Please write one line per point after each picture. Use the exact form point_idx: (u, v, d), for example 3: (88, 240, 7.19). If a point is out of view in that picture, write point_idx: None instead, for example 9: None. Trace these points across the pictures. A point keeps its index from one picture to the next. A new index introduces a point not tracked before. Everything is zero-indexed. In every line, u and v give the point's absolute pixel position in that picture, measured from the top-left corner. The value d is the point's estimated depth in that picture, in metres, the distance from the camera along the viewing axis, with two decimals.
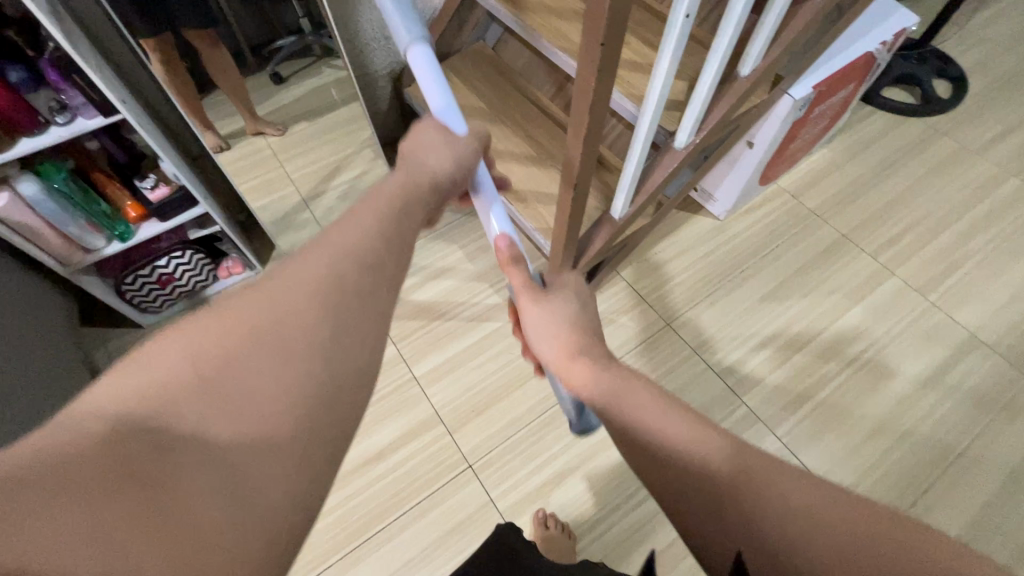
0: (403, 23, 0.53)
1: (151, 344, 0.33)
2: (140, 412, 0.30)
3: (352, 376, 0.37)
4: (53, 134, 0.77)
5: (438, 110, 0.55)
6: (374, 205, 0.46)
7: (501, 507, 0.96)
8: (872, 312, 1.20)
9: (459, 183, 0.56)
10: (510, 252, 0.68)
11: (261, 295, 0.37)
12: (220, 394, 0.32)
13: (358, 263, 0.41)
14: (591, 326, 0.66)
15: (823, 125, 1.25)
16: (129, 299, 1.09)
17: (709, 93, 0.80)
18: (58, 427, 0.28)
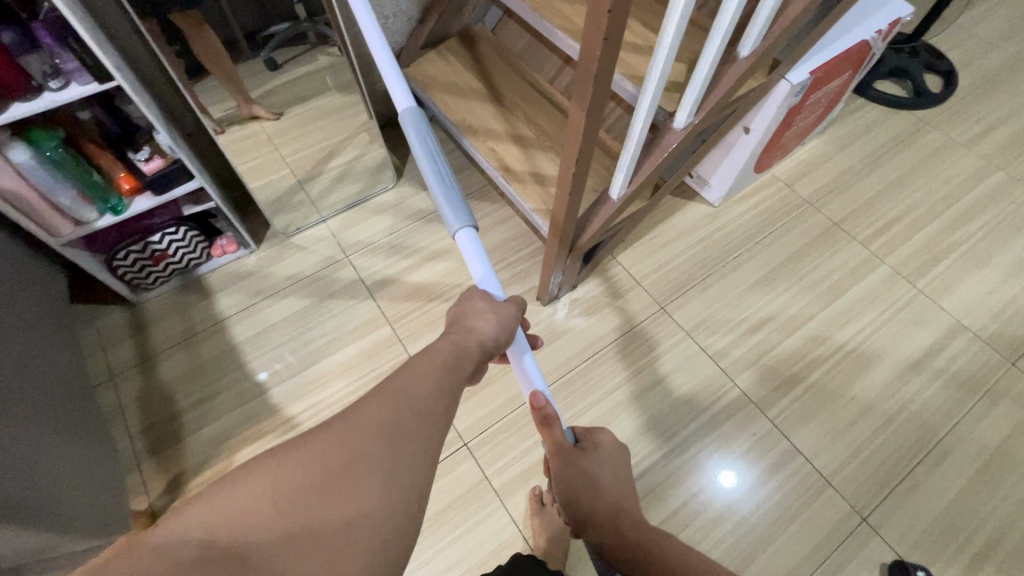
0: (453, 211, 0.63)
1: (238, 475, 0.38)
2: (222, 542, 0.35)
3: (409, 527, 0.40)
4: (45, 99, 0.76)
5: (478, 279, 0.63)
6: (433, 354, 0.52)
7: (496, 485, 0.97)
8: (862, 298, 1.22)
9: (504, 340, 0.60)
10: (545, 411, 0.66)
11: (331, 438, 0.41)
12: (289, 529, 0.36)
13: (415, 411, 0.45)
14: (627, 485, 0.68)
15: (818, 114, 1.27)
16: (121, 275, 1.08)
17: (710, 71, 0.80)
18: (157, 554, 0.33)
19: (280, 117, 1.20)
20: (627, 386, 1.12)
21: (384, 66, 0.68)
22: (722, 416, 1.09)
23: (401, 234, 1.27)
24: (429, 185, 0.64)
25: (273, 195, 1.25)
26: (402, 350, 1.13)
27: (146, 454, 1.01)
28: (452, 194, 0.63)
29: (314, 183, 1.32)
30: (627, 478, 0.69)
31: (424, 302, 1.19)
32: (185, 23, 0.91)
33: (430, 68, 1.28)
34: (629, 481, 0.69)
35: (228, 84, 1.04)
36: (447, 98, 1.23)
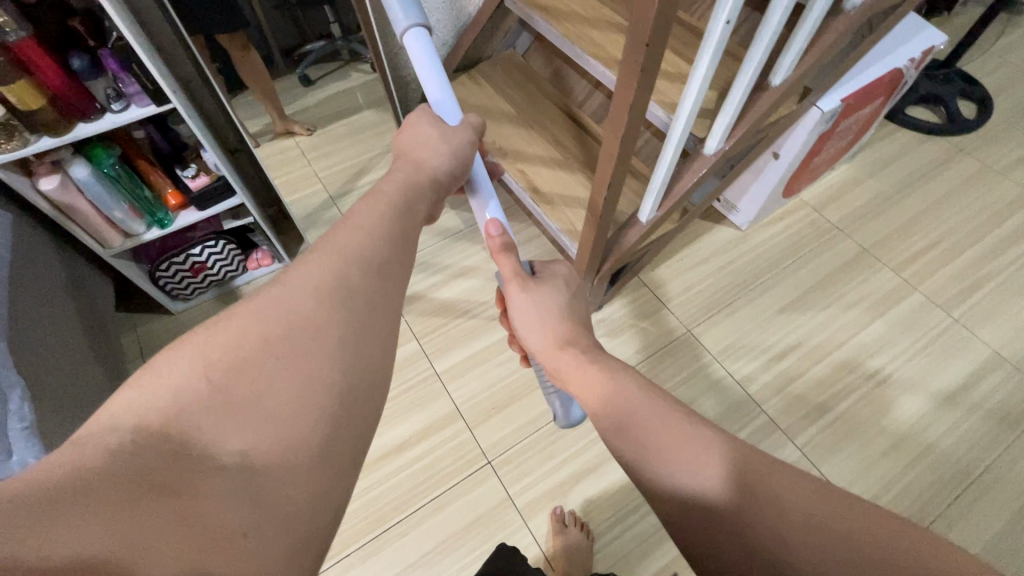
0: (402, 9, 0.53)
1: (166, 358, 0.34)
2: (163, 421, 0.31)
3: (363, 374, 0.39)
4: (107, 120, 0.81)
5: (434, 101, 0.56)
6: (377, 204, 0.48)
7: (519, 504, 0.97)
8: (894, 326, 1.20)
9: (458, 178, 0.57)
10: (502, 239, 0.61)
11: (266, 305, 0.38)
12: (240, 400, 0.33)
13: (357, 263, 0.42)
14: (581, 314, 0.64)
15: (848, 139, 1.26)
16: (162, 286, 1.12)
17: (742, 100, 0.81)
18: (84, 440, 0.28)
19: (312, 132, 1.28)
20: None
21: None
22: (749, 442, 1.08)
23: (429, 251, 1.28)
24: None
25: (306, 209, 1.27)
26: (428, 366, 1.12)
27: None
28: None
29: (346, 199, 1.30)
30: (582, 307, 0.65)
31: (451, 318, 1.18)
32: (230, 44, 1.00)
33: (462, 91, 1.31)
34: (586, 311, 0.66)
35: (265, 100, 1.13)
36: (477, 120, 1.26)
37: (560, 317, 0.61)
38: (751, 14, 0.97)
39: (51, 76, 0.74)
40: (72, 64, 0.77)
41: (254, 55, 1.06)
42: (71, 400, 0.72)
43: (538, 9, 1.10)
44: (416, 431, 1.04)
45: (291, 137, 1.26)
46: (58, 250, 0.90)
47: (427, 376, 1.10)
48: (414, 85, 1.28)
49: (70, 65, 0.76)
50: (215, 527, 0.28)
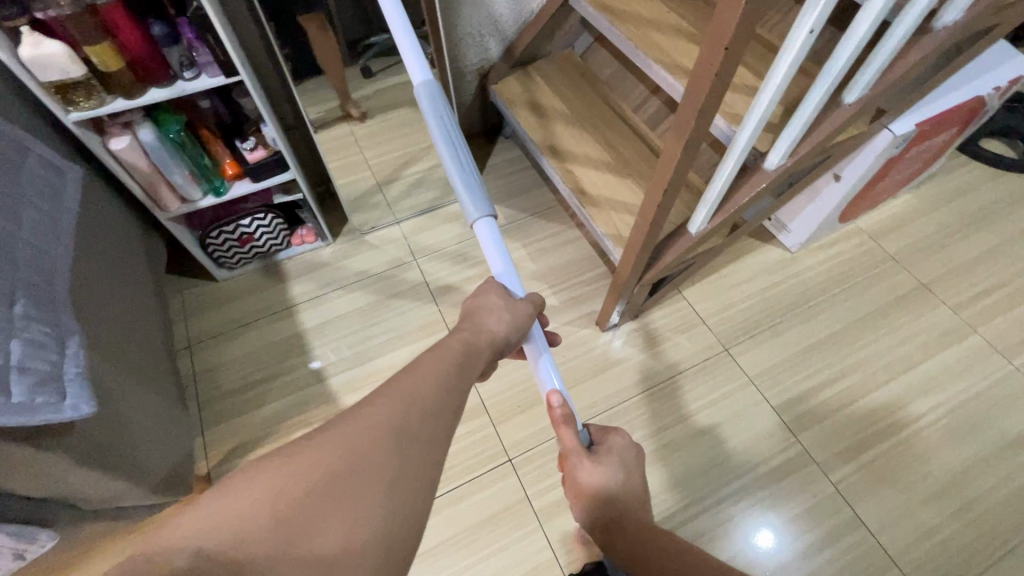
0: (472, 203, 0.60)
1: (237, 482, 0.39)
2: (218, 551, 0.35)
3: (405, 524, 0.41)
4: (177, 87, 0.83)
5: (498, 273, 0.62)
6: (439, 353, 0.52)
7: (537, 506, 0.96)
8: (947, 368, 1.13)
9: (515, 341, 0.59)
10: (563, 411, 0.61)
11: (334, 438, 0.42)
12: (291, 536, 0.37)
13: (421, 413, 0.46)
14: (640, 492, 0.62)
15: (916, 167, 1.20)
16: (211, 253, 1.15)
17: (812, 115, 0.78)
18: (156, 557, 0.34)
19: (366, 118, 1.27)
20: (651, 443, 1.07)
21: (408, 52, 0.65)
22: (779, 471, 1.04)
23: (469, 244, 1.30)
24: (449, 174, 0.61)
25: (354, 193, 1.31)
26: None
27: (210, 424, 1.06)
28: (473, 184, 0.61)
29: (391, 186, 1.36)
30: (642, 482, 0.63)
31: None
32: (308, 25, 1.00)
33: (518, 88, 1.31)
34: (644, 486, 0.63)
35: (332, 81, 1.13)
36: (530, 118, 1.25)
37: (612, 496, 0.60)
38: (827, 28, 0.93)
39: (131, 41, 0.76)
40: (152, 30, 0.79)
41: (329, 39, 1.04)
42: (122, 352, 0.74)
43: (604, 9, 1.08)
44: None
45: (345, 123, 1.22)
46: (127, 221, 0.94)
47: None
48: (469, 78, 1.36)
49: (150, 32, 0.79)
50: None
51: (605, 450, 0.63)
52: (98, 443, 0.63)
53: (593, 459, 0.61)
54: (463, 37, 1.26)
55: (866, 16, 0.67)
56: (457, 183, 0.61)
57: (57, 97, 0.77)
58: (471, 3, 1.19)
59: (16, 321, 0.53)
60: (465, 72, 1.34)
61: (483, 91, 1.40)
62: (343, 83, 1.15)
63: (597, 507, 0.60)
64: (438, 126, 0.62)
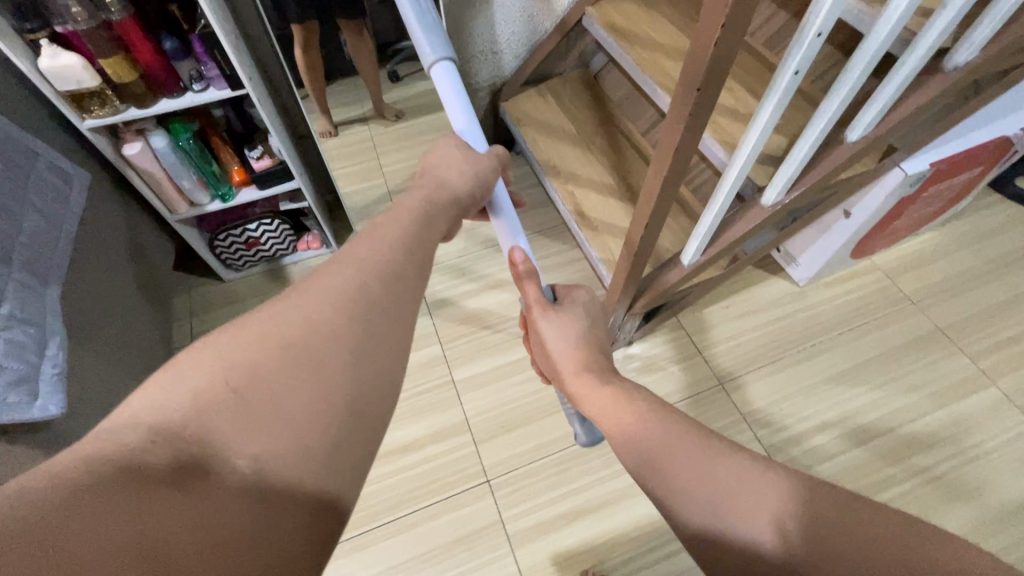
0: (430, 44, 0.57)
1: (185, 356, 0.36)
2: (172, 428, 0.32)
3: (374, 383, 0.40)
4: (187, 98, 0.87)
5: (459, 128, 0.59)
6: (402, 219, 0.49)
7: (511, 530, 0.95)
8: (958, 420, 1.07)
9: (479, 199, 0.59)
10: (526, 267, 0.65)
11: (291, 306, 0.40)
12: (252, 406, 0.35)
13: (383, 277, 0.44)
14: (599, 343, 0.67)
15: (938, 206, 1.15)
16: (218, 254, 1.19)
17: (808, 153, 0.76)
18: (104, 440, 0.31)
19: (399, 119, 1.32)
20: None
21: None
22: None
23: (469, 258, 1.28)
24: (404, 14, 0.58)
25: (361, 202, 1.33)
26: (447, 373, 1.12)
27: None
28: (430, 23, 0.57)
29: (403, 195, 1.36)
30: (600, 334, 0.68)
31: (477, 328, 1.18)
32: (348, 29, 1.04)
33: (528, 106, 1.31)
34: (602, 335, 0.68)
35: (367, 85, 1.18)
36: (536, 136, 1.25)
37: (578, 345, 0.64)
38: (839, 61, 0.90)
39: (145, 55, 0.80)
40: (163, 45, 0.82)
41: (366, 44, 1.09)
42: (110, 351, 0.77)
43: (614, 32, 1.07)
44: (424, 435, 1.05)
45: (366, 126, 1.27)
46: (134, 224, 0.98)
47: (443, 382, 1.11)
48: (481, 95, 1.38)
49: (162, 46, 0.82)
50: (220, 541, 0.29)
51: (569, 304, 0.68)
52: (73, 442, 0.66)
53: (554, 312, 0.66)
54: (476, 53, 1.27)
55: (861, 56, 0.64)
56: (412, 22, 0.57)
57: (74, 105, 0.81)
58: (484, 21, 1.19)
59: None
60: (477, 88, 1.35)
61: (495, 107, 1.42)
62: (378, 86, 1.21)
63: (559, 352, 0.64)
64: None
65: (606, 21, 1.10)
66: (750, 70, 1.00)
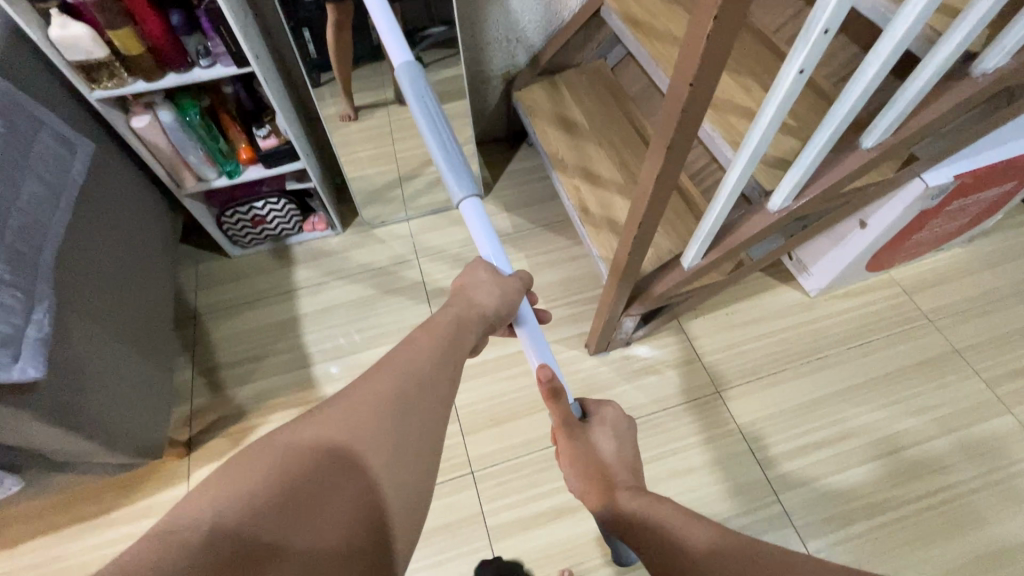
0: (456, 179, 0.55)
1: (238, 460, 0.39)
2: (230, 527, 0.34)
3: (411, 486, 0.42)
4: (194, 74, 0.88)
5: (487, 255, 0.58)
6: (432, 331, 0.52)
7: (491, 523, 0.94)
8: (968, 447, 1.02)
9: (505, 318, 0.57)
10: (551, 386, 0.55)
11: (333, 415, 0.42)
12: (300, 507, 0.36)
13: (416, 384, 0.46)
14: (632, 462, 0.64)
15: (964, 221, 1.09)
16: (225, 230, 1.21)
17: (816, 159, 0.72)
18: (168, 539, 0.33)
19: None
20: None
21: (389, 42, 0.60)
22: (753, 529, 0.97)
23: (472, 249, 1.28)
24: (431, 152, 0.56)
25: (368, 187, 1.32)
26: None
27: (200, 392, 1.12)
28: (456, 165, 0.55)
29: (412, 182, 1.36)
30: (631, 453, 0.64)
31: None
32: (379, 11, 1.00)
33: (540, 97, 1.29)
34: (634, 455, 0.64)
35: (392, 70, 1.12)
36: (547, 129, 1.23)
37: (607, 464, 0.62)
38: None
39: (152, 29, 0.81)
40: (170, 19, 0.83)
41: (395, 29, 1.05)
42: (109, 319, 0.78)
43: (631, 23, 1.04)
44: None
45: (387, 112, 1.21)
46: (143, 195, 1.00)
47: None
48: (494, 83, 1.36)
49: (169, 21, 0.83)
50: None
51: (596, 422, 0.64)
52: (65, 407, 0.66)
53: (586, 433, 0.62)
54: (491, 41, 1.25)
55: (875, 59, 0.60)
56: (438, 159, 0.56)
57: (83, 76, 0.83)
58: (499, 8, 1.18)
59: None
60: (490, 76, 1.33)
61: (509, 96, 1.40)
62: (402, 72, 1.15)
63: (591, 469, 0.62)
64: (420, 108, 0.56)
65: (623, 12, 1.06)
66: (768, 67, 0.96)
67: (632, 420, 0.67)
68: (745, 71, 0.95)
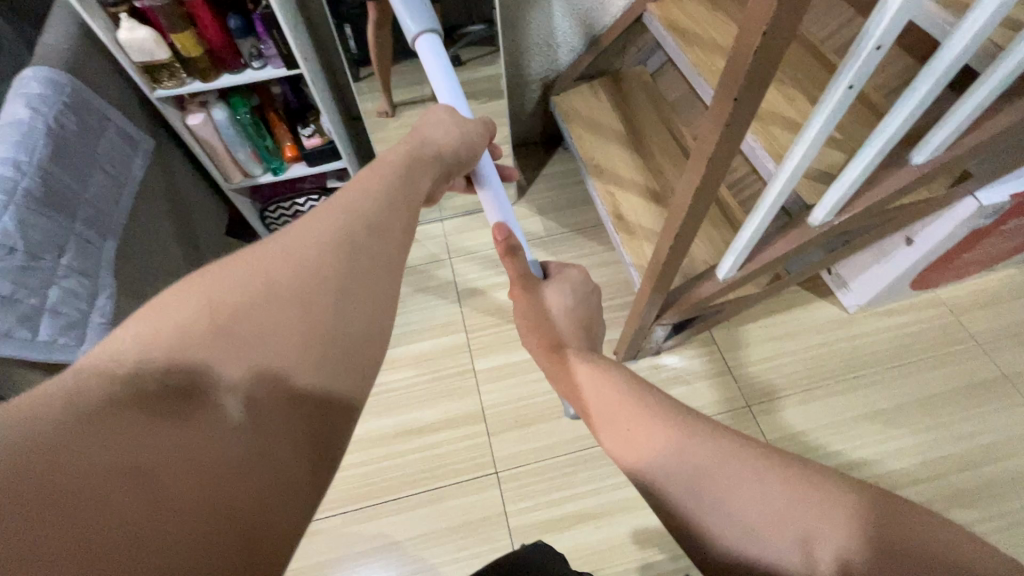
0: (410, 14, 0.56)
1: (164, 296, 0.33)
2: (162, 359, 0.30)
3: (364, 320, 0.38)
4: (246, 74, 0.92)
5: (445, 95, 0.57)
6: (386, 175, 0.46)
7: (514, 524, 0.96)
8: (1013, 479, 0.98)
9: (466, 164, 0.55)
10: (507, 244, 0.58)
11: (268, 254, 0.37)
12: (234, 340, 0.32)
13: (366, 225, 0.41)
14: (586, 321, 0.65)
15: (1020, 242, 1.04)
16: (268, 224, 1.26)
17: (863, 174, 0.70)
18: (86, 371, 0.28)
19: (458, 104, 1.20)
20: None
21: None
22: None
23: None
24: None
25: None
26: (469, 361, 1.14)
27: None
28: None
29: None
30: (587, 314, 0.65)
31: (503, 321, 1.18)
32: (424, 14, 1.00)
33: (578, 101, 1.29)
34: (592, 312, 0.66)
35: None
36: (583, 133, 1.23)
37: (555, 321, 0.62)
38: None
39: (211, 33, 0.86)
40: (229, 23, 0.87)
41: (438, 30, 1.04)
42: None
43: (673, 29, 1.03)
44: (440, 419, 1.07)
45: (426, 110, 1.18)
46: (193, 189, 1.05)
47: (465, 370, 1.12)
48: (532, 86, 1.37)
49: (228, 24, 0.87)
50: (215, 470, 0.27)
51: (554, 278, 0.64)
52: None
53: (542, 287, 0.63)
54: (530, 46, 1.26)
55: (930, 75, 0.59)
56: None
57: (147, 76, 0.88)
58: (540, 13, 1.18)
59: (59, 269, 0.63)
60: (529, 80, 1.34)
61: (545, 100, 1.40)
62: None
63: (542, 323, 0.62)
64: None
65: (666, 18, 1.05)
66: (815, 76, 0.94)
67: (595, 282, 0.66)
68: (791, 81, 0.93)
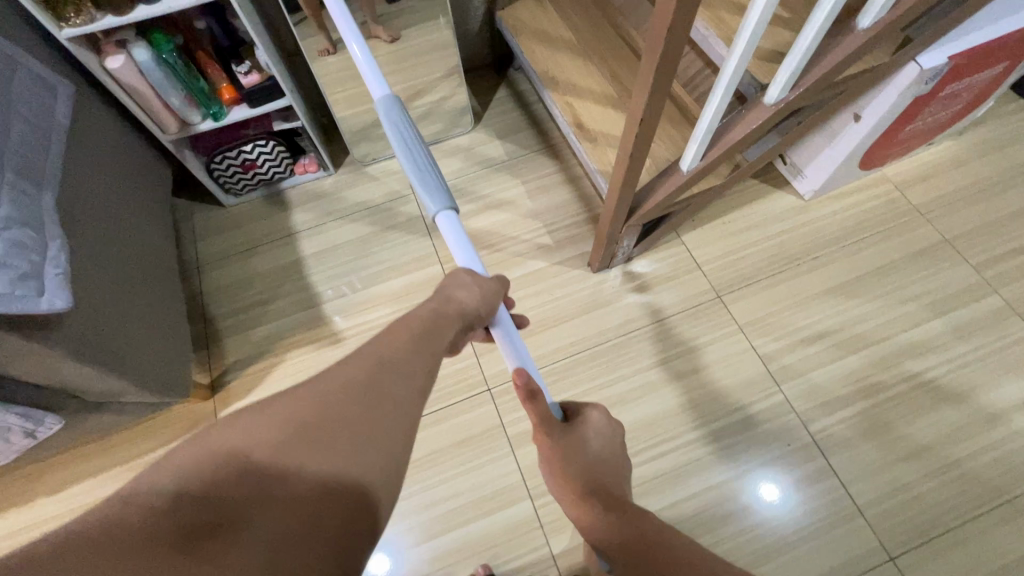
0: (430, 199, 0.58)
1: (212, 429, 0.40)
2: (194, 496, 0.35)
3: (384, 470, 0.41)
4: (165, 4, 0.84)
5: (462, 261, 0.59)
6: (408, 323, 0.52)
7: (511, 432, 1.00)
8: (954, 329, 1.08)
9: (490, 317, 0.57)
10: (527, 388, 0.54)
11: (308, 394, 0.42)
12: (264, 487, 0.37)
13: (392, 368, 0.46)
14: (616, 466, 0.60)
15: (956, 109, 1.09)
16: (216, 178, 1.19)
17: (814, 43, 0.71)
18: (129, 500, 0.35)
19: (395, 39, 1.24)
20: (634, 384, 1.07)
21: (361, 64, 0.64)
22: (758, 419, 1.03)
23: (469, 179, 1.30)
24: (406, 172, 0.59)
25: (358, 125, 1.28)
26: None
27: (213, 338, 1.14)
28: (428, 178, 0.58)
29: None
30: (614, 458, 0.60)
31: None
32: None
33: (524, 15, 1.24)
34: (620, 456, 0.61)
35: None
36: (534, 47, 1.19)
37: (582, 468, 0.58)
38: None
39: None
40: None
41: None
42: (116, 263, 0.78)
43: None
44: None
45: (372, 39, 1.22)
46: (132, 142, 0.98)
47: None
48: (474, 3, 1.29)
49: None
50: None
51: (581, 422, 0.59)
52: (85, 341, 0.66)
53: (564, 431, 0.58)
54: None
55: None
56: (413, 179, 0.58)
57: (50, 12, 0.79)
58: None
59: None
60: None
61: (490, 18, 1.34)
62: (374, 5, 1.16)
63: (570, 472, 0.58)
64: (394, 133, 0.61)
65: None
66: None
67: (620, 424, 0.61)
68: None
